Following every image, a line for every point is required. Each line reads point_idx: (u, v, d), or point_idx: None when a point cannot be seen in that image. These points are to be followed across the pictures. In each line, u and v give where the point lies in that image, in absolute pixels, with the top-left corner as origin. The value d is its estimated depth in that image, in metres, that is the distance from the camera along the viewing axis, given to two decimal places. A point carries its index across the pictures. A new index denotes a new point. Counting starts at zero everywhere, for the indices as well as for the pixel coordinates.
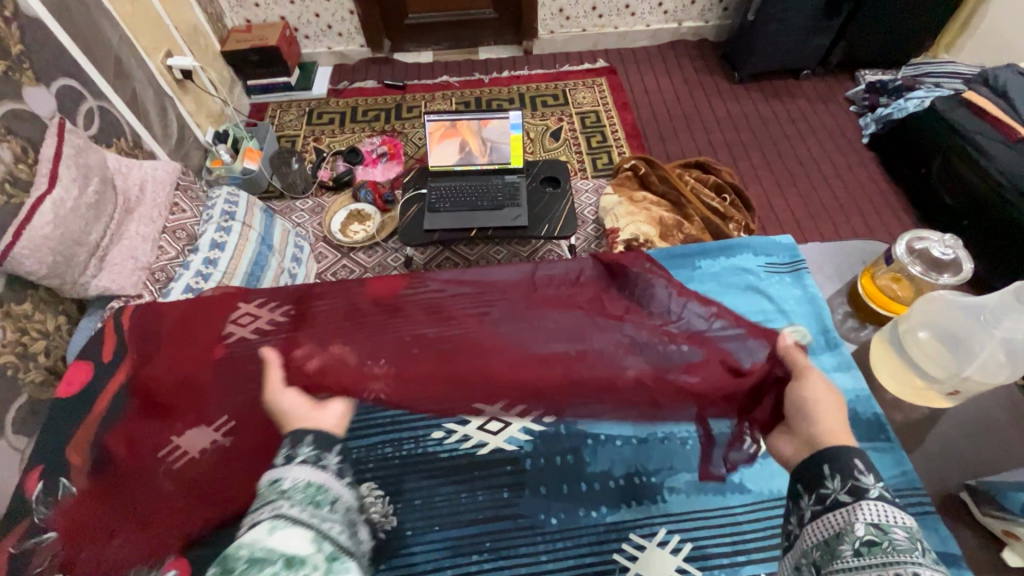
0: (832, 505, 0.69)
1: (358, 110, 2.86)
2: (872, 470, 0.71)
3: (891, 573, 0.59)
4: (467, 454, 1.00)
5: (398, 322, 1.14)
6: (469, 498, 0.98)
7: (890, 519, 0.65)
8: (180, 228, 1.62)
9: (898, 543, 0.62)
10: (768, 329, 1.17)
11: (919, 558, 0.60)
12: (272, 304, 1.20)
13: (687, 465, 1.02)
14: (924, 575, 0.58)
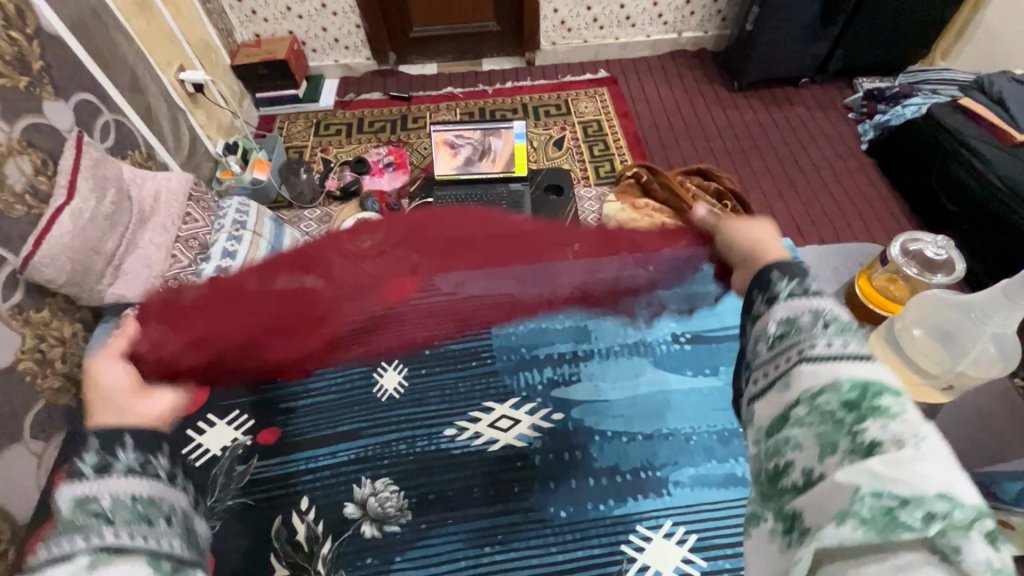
0: (751, 317, 0.61)
1: (364, 121, 2.92)
2: (794, 271, 0.60)
3: (792, 354, 0.54)
4: (478, 451, 1.04)
5: None
6: (480, 493, 1.01)
7: (802, 305, 0.56)
8: (193, 237, 1.67)
9: (800, 324, 0.55)
10: None
11: (826, 328, 0.54)
12: None
13: (691, 460, 1.02)
14: (827, 345, 0.52)
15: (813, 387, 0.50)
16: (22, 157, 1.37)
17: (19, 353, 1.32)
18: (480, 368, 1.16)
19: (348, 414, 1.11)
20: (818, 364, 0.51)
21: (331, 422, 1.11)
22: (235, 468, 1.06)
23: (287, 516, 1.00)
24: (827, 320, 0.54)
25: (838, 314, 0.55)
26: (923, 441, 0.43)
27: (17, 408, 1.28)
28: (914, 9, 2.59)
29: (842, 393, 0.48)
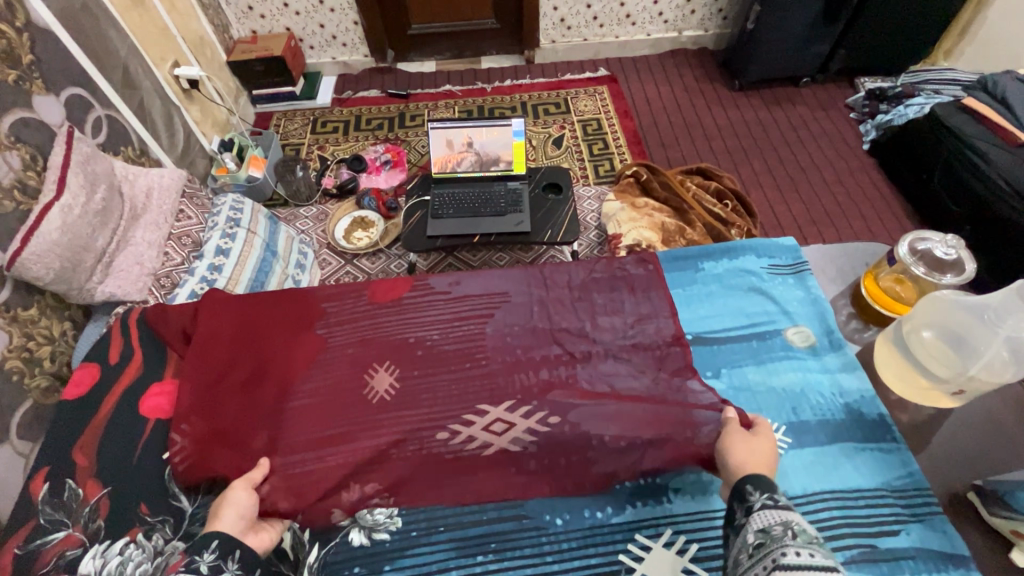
0: (738, 530, 0.77)
1: (362, 118, 2.89)
2: (762, 485, 0.79)
3: (768, 563, 0.68)
4: (473, 456, 0.99)
5: (403, 328, 1.15)
6: (475, 498, 0.98)
7: (774, 517, 0.73)
8: (186, 235, 1.65)
9: (775, 536, 0.71)
10: (771, 331, 1.17)
11: (795, 540, 0.69)
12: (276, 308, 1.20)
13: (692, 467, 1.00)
14: (794, 555, 0.67)
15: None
16: (10, 152, 1.34)
17: (6, 351, 1.28)
18: (476, 369, 1.08)
19: (331, 420, 1.03)
20: (789, 570, 0.65)
21: (315, 425, 1.02)
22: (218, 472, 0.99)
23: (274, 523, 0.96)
24: (795, 534, 0.70)
25: (805, 531, 0.71)
26: None
27: (4, 409, 1.25)
28: (916, 8, 2.57)
29: None
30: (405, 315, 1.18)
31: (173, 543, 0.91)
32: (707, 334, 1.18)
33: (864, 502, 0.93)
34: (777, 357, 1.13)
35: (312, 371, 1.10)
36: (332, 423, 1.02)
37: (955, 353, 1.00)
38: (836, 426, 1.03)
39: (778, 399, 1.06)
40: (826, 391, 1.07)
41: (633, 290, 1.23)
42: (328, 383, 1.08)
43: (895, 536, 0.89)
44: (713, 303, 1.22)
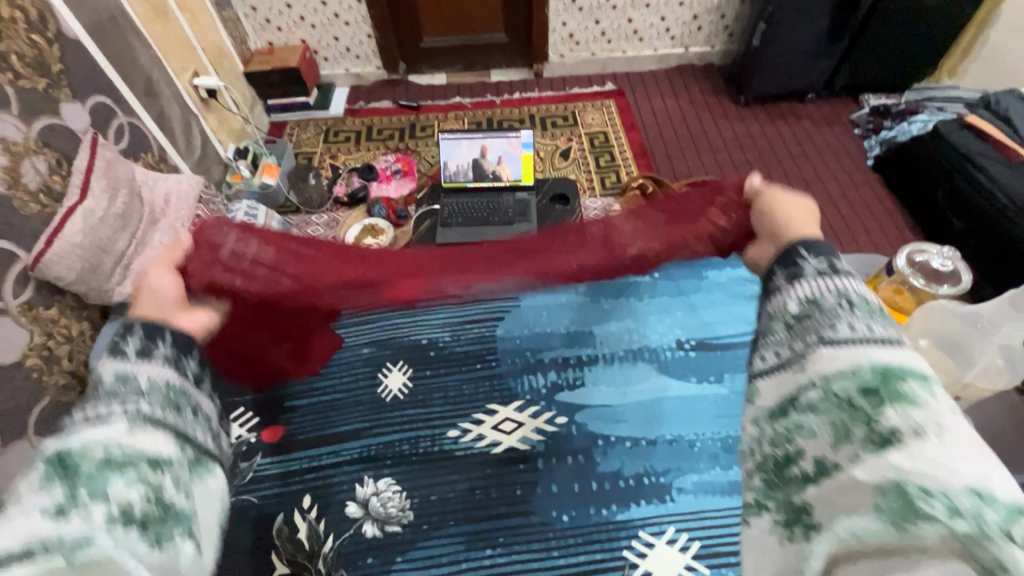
0: (772, 293, 0.62)
1: (374, 128, 2.95)
2: (820, 251, 0.61)
3: (811, 336, 0.55)
4: (481, 453, 1.05)
5: (415, 330, 1.23)
6: (483, 494, 1.00)
7: (827, 287, 0.58)
8: None
9: (824, 306, 0.56)
10: None
11: (848, 313, 0.55)
12: None
13: (698, 467, 1.01)
14: (846, 327, 0.53)
15: (833, 369, 0.51)
16: (37, 156, 1.39)
17: (27, 349, 1.33)
18: (485, 370, 1.16)
19: (352, 414, 1.12)
20: (840, 346, 0.52)
21: (341, 417, 1.12)
22: (241, 464, 1.07)
23: (289, 514, 1.00)
24: (851, 307, 0.55)
25: (864, 300, 0.56)
26: (944, 435, 0.44)
27: (22, 406, 1.29)
28: (919, 27, 2.61)
29: (864, 377, 0.49)
30: (418, 316, 1.25)
31: None
32: (711, 340, 1.18)
33: None
34: None
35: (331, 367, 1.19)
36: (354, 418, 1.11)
37: (958, 364, 1.00)
38: None
39: None
40: None
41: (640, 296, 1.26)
42: (349, 381, 1.17)
43: None
44: (717, 310, 1.23)
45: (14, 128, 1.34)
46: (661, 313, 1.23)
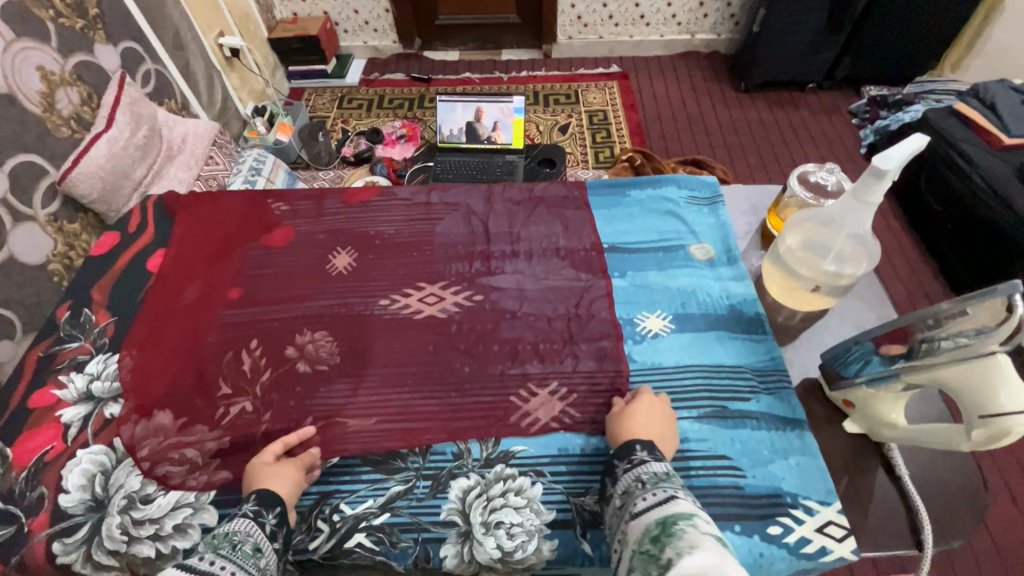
0: (607, 497, 0.67)
1: (385, 98, 3.11)
2: (626, 450, 0.68)
3: (625, 513, 0.60)
4: (368, 319, 0.93)
5: (298, 218, 1.08)
6: (354, 356, 0.89)
7: (632, 475, 0.64)
8: (213, 178, 1.70)
9: (629, 490, 0.62)
10: (680, 242, 1.00)
11: (647, 488, 0.60)
12: (264, 221, 1.07)
13: (583, 340, 0.89)
14: (648, 500, 0.59)
15: (639, 534, 0.55)
16: (70, 87, 1.40)
17: (49, 256, 1.34)
18: (377, 243, 1.03)
19: (254, 298, 0.96)
20: (643, 514, 0.57)
21: (255, 296, 0.97)
22: (133, 330, 0.92)
23: (168, 368, 0.88)
24: (648, 483, 0.61)
25: (659, 476, 0.62)
26: (695, 546, 0.47)
27: (43, 306, 1.32)
28: (921, 19, 2.63)
29: (652, 532, 0.53)
30: (311, 205, 1.10)
31: (104, 386, 0.86)
32: (619, 245, 1.00)
33: (741, 381, 0.84)
34: (684, 266, 0.97)
35: (273, 253, 1.03)
36: (268, 313, 0.94)
37: (826, 253, 0.82)
38: (741, 320, 0.90)
39: (671, 299, 0.93)
40: (715, 293, 0.93)
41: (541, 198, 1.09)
42: (273, 284, 0.98)
43: (745, 404, 0.81)
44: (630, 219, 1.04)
45: (52, 59, 1.35)
46: (565, 208, 1.07)
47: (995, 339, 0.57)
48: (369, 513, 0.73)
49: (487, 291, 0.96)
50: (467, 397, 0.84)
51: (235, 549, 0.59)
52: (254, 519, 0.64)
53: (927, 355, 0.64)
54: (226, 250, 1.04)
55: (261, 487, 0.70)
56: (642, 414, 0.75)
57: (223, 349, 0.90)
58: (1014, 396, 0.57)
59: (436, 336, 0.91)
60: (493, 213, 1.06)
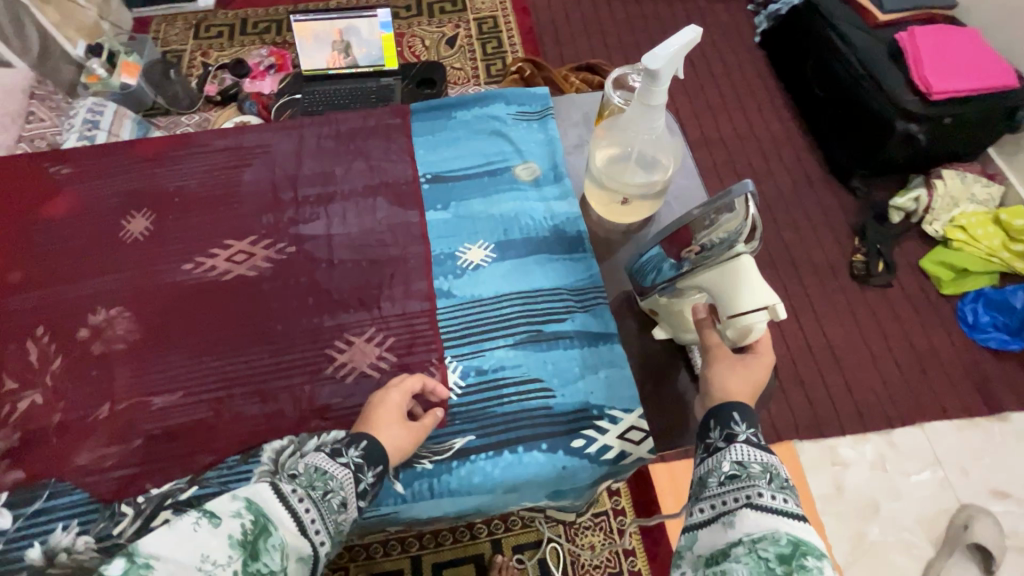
0: (705, 451, 0.58)
1: (248, 22, 2.68)
2: (753, 417, 0.58)
3: (738, 494, 0.51)
4: (169, 288, 0.86)
5: (86, 181, 0.95)
6: (157, 330, 0.82)
7: (756, 454, 0.55)
8: (41, 137, 1.50)
9: (752, 471, 0.52)
10: (506, 164, 0.96)
11: (774, 482, 0.51)
12: (44, 189, 0.94)
13: (402, 284, 0.85)
14: (777, 499, 0.50)
15: (753, 536, 0.47)
16: None
17: None
18: (177, 202, 0.93)
19: (39, 280, 0.86)
20: (766, 515, 0.48)
21: (40, 278, 0.87)
22: None
23: None
24: (777, 478, 0.52)
25: (789, 479, 0.53)
26: None
27: None
28: None
29: (778, 545, 0.45)
30: (100, 165, 0.96)
31: None
32: (444, 173, 0.95)
33: (560, 303, 0.83)
34: (508, 190, 0.93)
35: (57, 225, 0.91)
36: (57, 295, 0.85)
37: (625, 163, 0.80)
38: (563, 241, 0.88)
39: (494, 227, 0.90)
40: (539, 215, 0.91)
41: (361, 132, 0.99)
42: (60, 261, 0.88)
43: (560, 324, 0.81)
44: (455, 144, 0.98)
45: None
46: (386, 140, 0.99)
47: (741, 238, 0.62)
48: (174, 490, 0.71)
49: (301, 241, 0.90)
50: (280, 355, 0.80)
51: (323, 498, 0.57)
52: (354, 475, 0.61)
53: (701, 255, 0.66)
54: (3, 228, 0.91)
55: (367, 430, 0.67)
56: (755, 371, 0.63)
57: (5, 341, 0.81)
58: (754, 291, 0.61)
59: (246, 295, 0.85)
60: (308, 156, 0.97)
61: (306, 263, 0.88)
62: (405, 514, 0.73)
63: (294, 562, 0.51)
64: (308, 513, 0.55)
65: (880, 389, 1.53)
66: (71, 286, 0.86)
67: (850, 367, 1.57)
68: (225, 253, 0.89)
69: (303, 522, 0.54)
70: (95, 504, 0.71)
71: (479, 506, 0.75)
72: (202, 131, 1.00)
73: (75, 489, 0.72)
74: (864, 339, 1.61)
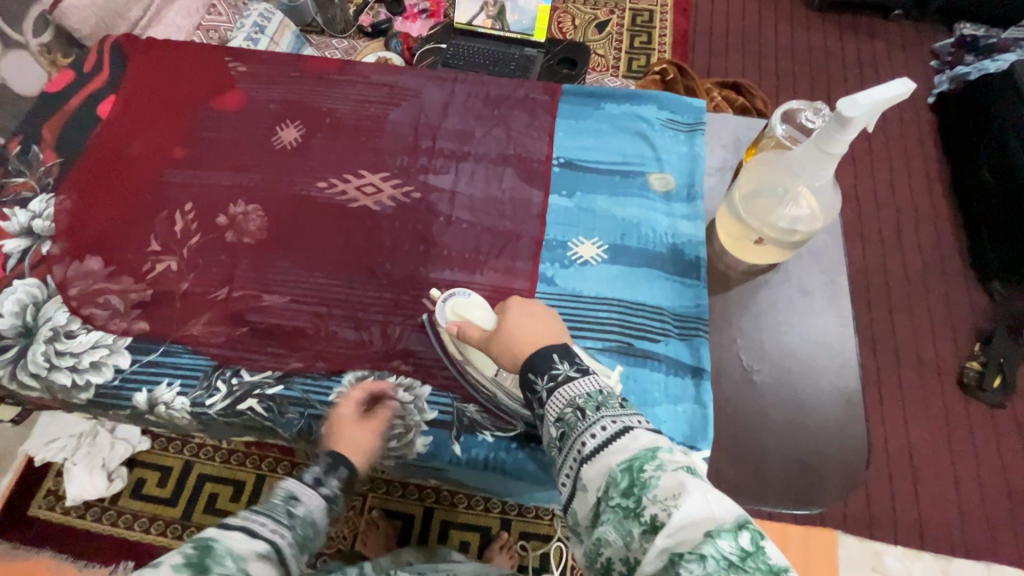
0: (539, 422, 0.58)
1: None
2: (545, 362, 0.59)
3: (574, 455, 0.52)
4: (300, 199, 0.92)
5: (256, 83, 1.02)
6: (282, 235, 0.89)
7: (563, 398, 0.55)
8: (214, 31, 1.54)
9: (569, 422, 0.53)
10: (641, 169, 0.93)
11: (590, 416, 0.53)
12: (221, 81, 1.02)
13: (509, 258, 0.86)
14: (597, 435, 0.51)
15: (598, 484, 0.48)
16: None
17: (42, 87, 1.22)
18: (326, 123, 0.98)
19: (198, 162, 0.95)
20: (594, 462, 0.49)
21: (199, 160, 0.95)
22: (80, 173, 0.93)
23: (110, 217, 0.89)
24: (587, 408, 0.53)
25: (600, 394, 0.55)
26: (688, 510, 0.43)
27: None
28: None
29: (617, 485, 0.47)
30: (271, 71, 1.04)
31: (45, 224, 0.88)
32: (578, 161, 0.94)
33: (658, 324, 0.81)
34: (635, 195, 0.91)
35: (223, 116, 0.99)
36: (209, 179, 0.93)
37: (777, 203, 0.76)
38: (678, 263, 0.85)
39: (612, 228, 0.88)
40: (661, 228, 0.88)
41: (506, 100, 1.00)
42: (218, 148, 0.96)
43: (653, 344, 0.79)
44: (596, 135, 0.96)
45: None
46: (529, 114, 0.99)
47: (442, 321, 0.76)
48: (264, 383, 0.77)
49: (426, 189, 0.92)
50: (384, 291, 0.84)
51: (272, 511, 0.58)
52: (313, 488, 0.64)
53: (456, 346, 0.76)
54: (180, 106, 1.00)
55: (337, 448, 0.70)
56: (524, 321, 0.66)
57: (160, 206, 0.91)
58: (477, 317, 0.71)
59: (365, 227, 0.89)
60: (453, 110, 0.99)
61: (424, 212, 0.90)
62: (454, 474, 0.76)
63: (256, 556, 0.51)
64: (261, 523, 0.55)
65: (954, 510, 1.39)
66: (222, 174, 0.94)
67: (931, 480, 1.42)
68: (355, 182, 0.93)
69: (255, 530, 0.54)
70: (199, 371, 0.78)
71: (525, 489, 0.76)
72: (362, 61, 1.05)
73: (185, 352, 0.80)
74: (950, 454, 1.45)
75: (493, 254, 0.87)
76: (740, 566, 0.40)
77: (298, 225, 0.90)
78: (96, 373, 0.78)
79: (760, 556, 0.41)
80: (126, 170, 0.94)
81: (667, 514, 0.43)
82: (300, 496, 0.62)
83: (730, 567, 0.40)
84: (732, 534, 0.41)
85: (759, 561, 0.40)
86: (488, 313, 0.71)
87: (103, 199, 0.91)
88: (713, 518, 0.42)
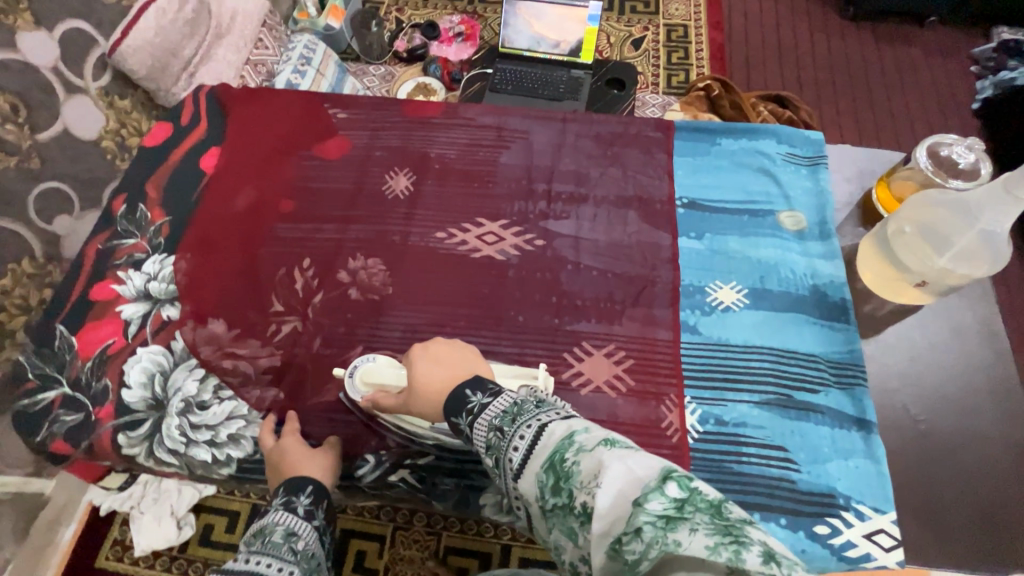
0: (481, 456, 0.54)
1: None
2: (459, 400, 0.56)
3: (506, 474, 0.48)
4: (422, 249, 0.89)
5: (358, 129, 1.00)
6: (405, 290, 0.86)
7: (485, 423, 0.52)
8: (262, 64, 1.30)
9: (495, 443, 0.50)
10: (768, 207, 0.90)
11: (511, 429, 0.49)
12: (325, 127, 1.00)
13: (647, 307, 0.83)
14: (521, 440, 0.47)
15: (534, 492, 0.44)
16: None
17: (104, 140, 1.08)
18: (434, 170, 0.96)
19: (309, 214, 0.92)
20: (524, 472, 0.45)
21: (311, 210, 0.93)
22: (194, 230, 0.90)
23: (228, 275, 0.87)
24: (507, 423, 0.50)
25: (515, 407, 0.51)
26: (616, 488, 0.39)
27: None
28: None
29: (548, 487, 0.43)
30: (371, 118, 1.01)
31: (163, 288, 0.85)
32: (702, 201, 0.91)
33: (811, 370, 0.78)
34: (767, 235, 0.88)
35: (328, 165, 0.97)
36: (322, 231, 0.91)
37: (944, 247, 0.73)
38: (826, 306, 0.82)
39: (747, 271, 0.85)
40: (799, 269, 0.85)
41: (616, 139, 0.97)
42: (327, 196, 0.94)
43: (812, 395, 0.76)
44: (716, 174, 0.93)
45: None
46: (643, 153, 0.96)
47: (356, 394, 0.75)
48: (413, 453, 0.74)
49: (548, 236, 0.89)
50: (522, 347, 0.81)
51: (266, 541, 0.56)
52: (300, 514, 0.61)
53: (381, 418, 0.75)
54: (285, 154, 0.98)
55: (295, 473, 0.67)
56: (427, 368, 0.64)
57: (277, 262, 0.88)
58: (394, 378, 0.72)
59: (492, 278, 0.86)
60: (564, 152, 0.96)
61: (549, 260, 0.87)
62: None
63: None
64: (264, 564, 0.52)
65: None
66: (333, 227, 0.91)
67: None
68: (474, 232, 0.90)
69: (261, 571, 0.51)
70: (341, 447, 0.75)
71: None
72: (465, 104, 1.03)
73: (324, 421, 0.77)
74: None
75: (628, 304, 0.83)
76: (677, 516, 0.36)
77: (421, 278, 0.87)
78: (233, 446, 0.75)
79: (695, 497, 0.37)
80: (237, 223, 0.91)
81: (594, 497, 0.39)
82: (300, 532, 0.59)
83: (667, 522, 0.35)
84: (657, 488, 0.37)
85: (697, 502, 0.36)
86: (397, 370, 0.72)
87: (220, 256, 0.88)
88: (637, 479, 0.39)
